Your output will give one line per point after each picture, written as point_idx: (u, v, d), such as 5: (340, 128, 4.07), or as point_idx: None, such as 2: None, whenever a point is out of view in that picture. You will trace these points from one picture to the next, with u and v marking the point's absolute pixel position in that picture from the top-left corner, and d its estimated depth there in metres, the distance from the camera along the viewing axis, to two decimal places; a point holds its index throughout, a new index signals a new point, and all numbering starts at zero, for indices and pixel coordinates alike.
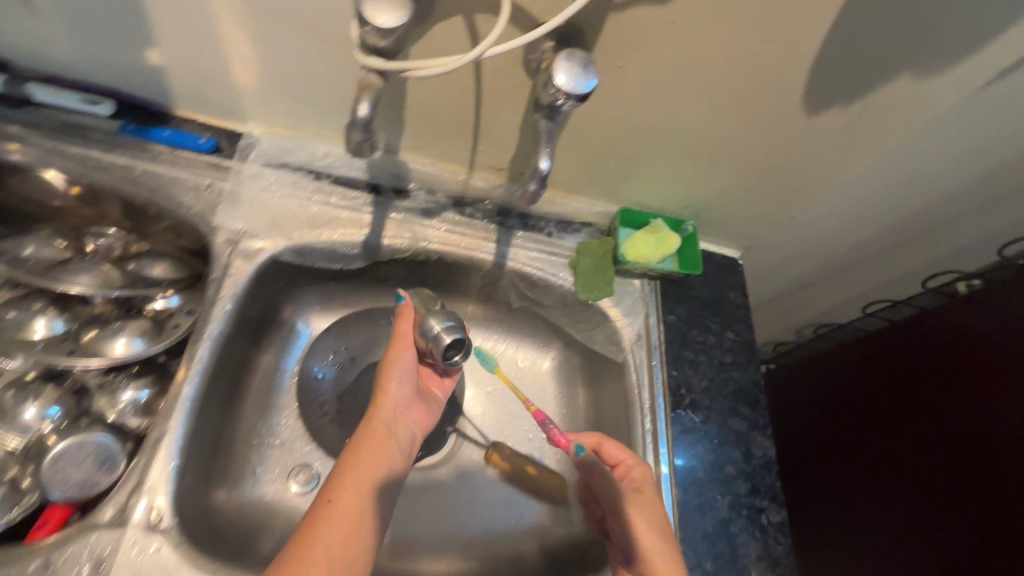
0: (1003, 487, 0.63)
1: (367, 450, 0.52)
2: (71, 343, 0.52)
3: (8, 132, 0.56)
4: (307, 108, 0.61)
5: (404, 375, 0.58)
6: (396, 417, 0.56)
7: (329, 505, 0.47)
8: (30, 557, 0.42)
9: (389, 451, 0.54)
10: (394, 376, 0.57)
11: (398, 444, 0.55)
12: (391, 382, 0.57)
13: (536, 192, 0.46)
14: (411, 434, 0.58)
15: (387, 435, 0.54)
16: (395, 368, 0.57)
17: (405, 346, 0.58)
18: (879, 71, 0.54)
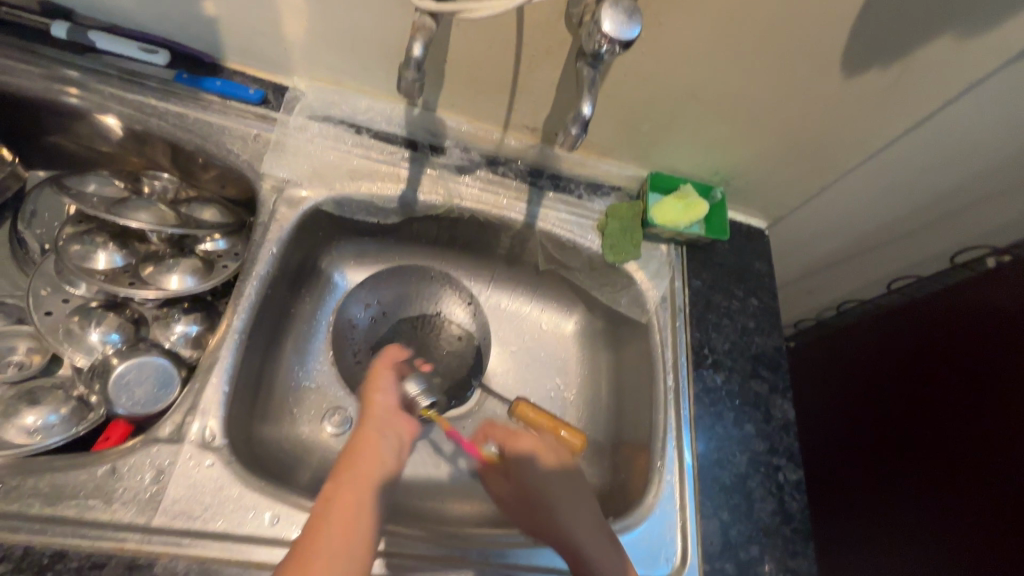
0: (1012, 467, 0.66)
1: (360, 456, 0.46)
2: (130, 276, 0.55)
3: (70, 77, 0.59)
4: (351, 63, 0.63)
5: (388, 388, 0.54)
6: (387, 422, 0.51)
7: (326, 511, 0.42)
8: (98, 463, 0.46)
9: (383, 453, 0.47)
10: (379, 389, 0.54)
11: (392, 446, 0.49)
12: (378, 392, 0.53)
13: (578, 138, 0.48)
14: (403, 441, 0.50)
15: (380, 437, 0.49)
16: (380, 384, 0.54)
17: (390, 368, 0.57)
18: (920, 31, 0.54)
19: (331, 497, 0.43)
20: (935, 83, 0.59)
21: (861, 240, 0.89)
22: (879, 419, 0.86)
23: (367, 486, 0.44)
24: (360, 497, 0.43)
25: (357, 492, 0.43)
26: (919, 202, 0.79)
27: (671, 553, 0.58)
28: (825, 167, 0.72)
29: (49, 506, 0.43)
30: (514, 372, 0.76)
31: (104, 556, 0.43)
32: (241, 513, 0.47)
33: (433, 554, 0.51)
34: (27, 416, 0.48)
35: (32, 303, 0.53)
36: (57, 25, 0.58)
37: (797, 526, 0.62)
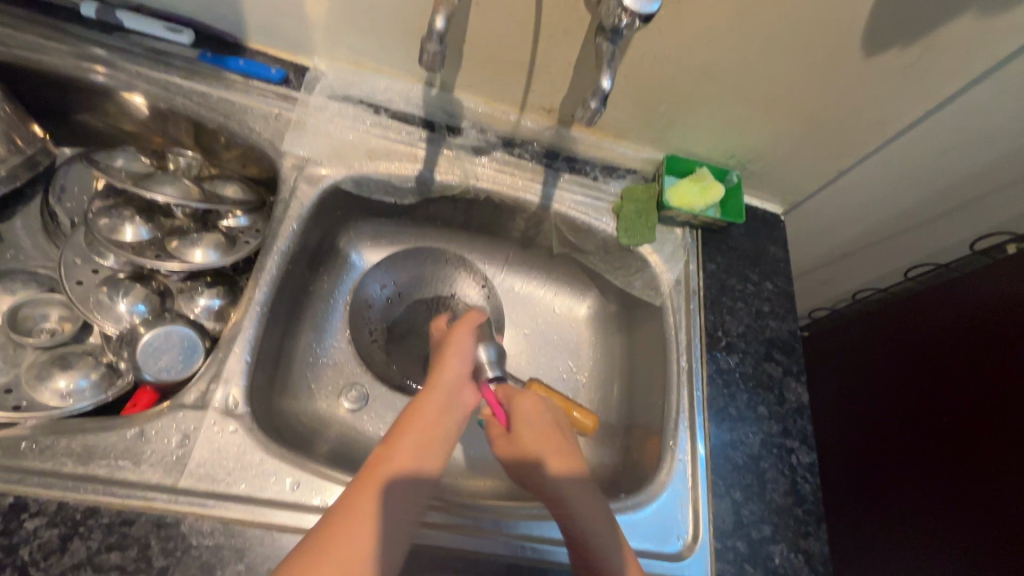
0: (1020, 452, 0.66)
1: (420, 415, 0.47)
2: (156, 249, 0.57)
3: (98, 55, 0.60)
4: (371, 43, 0.64)
5: (467, 354, 0.54)
6: (458, 389, 0.50)
7: (385, 471, 0.42)
8: (128, 425, 0.47)
9: (446, 423, 0.47)
10: (455, 353, 0.53)
11: (459, 415, 0.49)
12: (454, 357, 0.53)
13: (597, 112, 0.49)
14: (466, 413, 0.50)
15: (448, 402, 0.48)
16: (459, 346, 0.54)
17: (470, 331, 0.56)
18: (943, 8, 0.53)
19: (389, 453, 0.43)
20: (958, 63, 0.59)
21: (879, 227, 0.89)
22: (892, 409, 0.86)
23: (433, 450, 0.45)
24: (423, 463, 0.44)
25: (416, 455, 0.44)
26: (939, 187, 0.78)
27: (683, 531, 0.59)
28: (844, 151, 0.71)
29: (82, 465, 0.45)
30: (527, 354, 0.77)
31: (133, 513, 0.44)
32: (264, 478, 0.48)
33: (450, 523, 0.52)
34: (60, 380, 0.50)
35: (64, 272, 0.55)
36: (86, 4, 0.60)
37: (809, 508, 0.62)
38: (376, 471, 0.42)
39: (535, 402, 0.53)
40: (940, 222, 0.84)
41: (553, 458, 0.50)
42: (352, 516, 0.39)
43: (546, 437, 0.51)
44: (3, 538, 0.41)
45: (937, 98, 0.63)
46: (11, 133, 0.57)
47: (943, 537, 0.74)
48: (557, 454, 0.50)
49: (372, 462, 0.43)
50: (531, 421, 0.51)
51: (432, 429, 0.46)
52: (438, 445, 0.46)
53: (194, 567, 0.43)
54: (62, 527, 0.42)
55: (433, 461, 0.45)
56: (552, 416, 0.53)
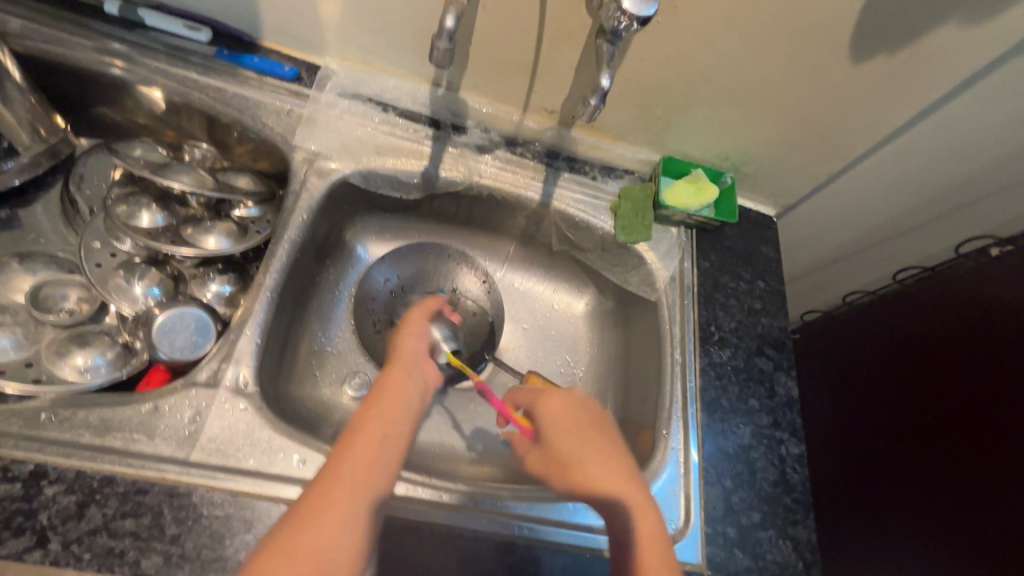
0: (1006, 450, 0.69)
1: (388, 390, 0.48)
2: (171, 234, 0.59)
3: (118, 50, 0.63)
4: (382, 44, 0.66)
5: (423, 338, 0.57)
6: (417, 365, 0.53)
7: (352, 436, 0.44)
8: (143, 401, 0.49)
9: (407, 395, 0.49)
10: (413, 332, 0.57)
11: (419, 389, 0.50)
12: (411, 334, 0.56)
13: (596, 109, 0.53)
14: (429, 387, 0.52)
15: (408, 374, 0.51)
16: (411, 330, 0.57)
17: (422, 315, 0.61)
18: (924, 18, 0.57)
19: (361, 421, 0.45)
20: (941, 71, 0.61)
21: (868, 232, 0.91)
22: (881, 408, 0.88)
23: (393, 419, 0.46)
24: (386, 434, 0.45)
25: (381, 422, 0.45)
26: (926, 192, 0.81)
27: (675, 516, 0.60)
28: (833, 155, 0.74)
29: (98, 437, 0.47)
30: (524, 348, 0.79)
31: (147, 483, 0.46)
32: (273, 454, 0.50)
33: (448, 503, 0.54)
34: (78, 356, 0.52)
35: (84, 256, 0.57)
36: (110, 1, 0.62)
37: (798, 497, 0.64)
38: (346, 445, 0.43)
39: (565, 401, 0.56)
40: (927, 226, 0.86)
41: (594, 472, 0.50)
42: (329, 479, 0.41)
43: (583, 438, 0.53)
44: (24, 503, 0.43)
45: (922, 104, 0.66)
46: (35, 123, 0.59)
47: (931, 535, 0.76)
48: (599, 471, 0.50)
49: (346, 429, 0.45)
50: (560, 424, 0.54)
51: (394, 402, 0.48)
52: (402, 415, 0.47)
53: (205, 536, 0.45)
54: (79, 494, 0.44)
55: (402, 428, 0.46)
56: (589, 413, 0.55)
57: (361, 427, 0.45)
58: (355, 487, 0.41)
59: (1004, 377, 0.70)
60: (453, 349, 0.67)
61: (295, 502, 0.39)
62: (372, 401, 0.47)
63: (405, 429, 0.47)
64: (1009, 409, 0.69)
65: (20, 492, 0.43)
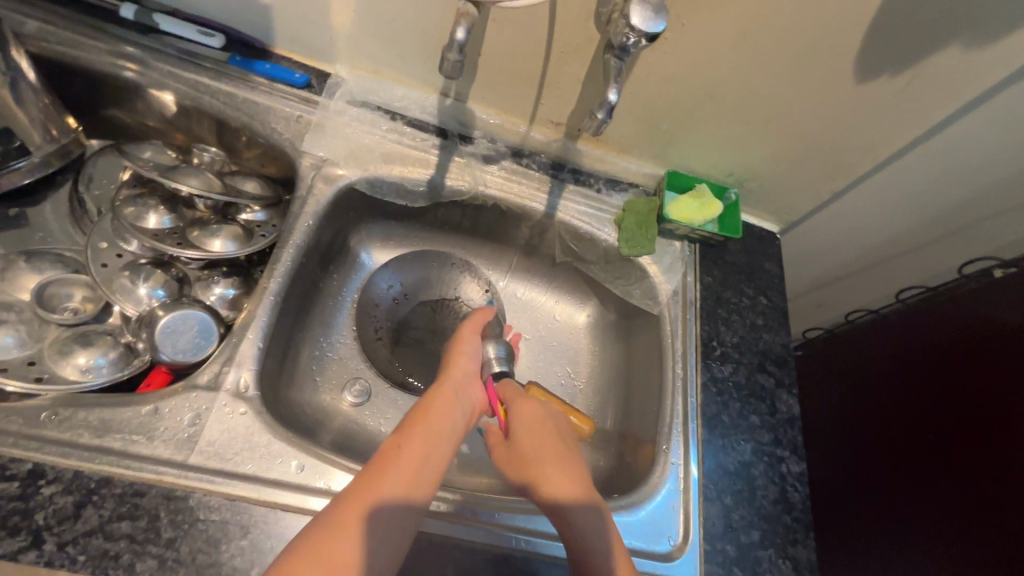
0: (1005, 473, 0.68)
1: (434, 408, 0.50)
2: (178, 236, 0.60)
3: (131, 53, 0.63)
4: (392, 54, 0.67)
5: (475, 357, 0.59)
6: (464, 385, 0.55)
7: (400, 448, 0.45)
8: (143, 402, 0.49)
9: (454, 411, 0.51)
10: (465, 352, 0.58)
11: (465, 408, 0.53)
12: (462, 354, 0.58)
13: (603, 123, 0.52)
14: (474, 406, 0.55)
15: (456, 397, 0.53)
16: (466, 350, 0.59)
17: (477, 333, 0.61)
18: (928, 40, 0.57)
19: (406, 438, 0.46)
20: (946, 92, 0.62)
21: (872, 251, 0.91)
22: (882, 427, 0.88)
23: (440, 435, 0.48)
24: (432, 448, 0.47)
25: (429, 439, 0.47)
26: (930, 212, 0.81)
27: (674, 533, 0.60)
28: (838, 173, 0.74)
29: (98, 437, 0.47)
30: (525, 358, 0.79)
31: (145, 485, 0.46)
32: (271, 459, 0.50)
33: (445, 513, 0.53)
34: (80, 356, 0.52)
35: (91, 256, 0.58)
36: (126, 6, 0.63)
37: (798, 516, 0.63)
38: (391, 457, 0.45)
39: (541, 412, 0.55)
40: (931, 247, 0.87)
41: (551, 476, 0.50)
42: (370, 492, 0.42)
43: (550, 447, 0.52)
44: (20, 502, 0.43)
45: (927, 125, 0.66)
46: (47, 123, 0.59)
47: (930, 556, 0.76)
48: (557, 472, 0.51)
49: (388, 443, 0.46)
50: (533, 434, 0.53)
51: (440, 420, 0.49)
52: (450, 431, 0.49)
53: (200, 541, 0.45)
54: (76, 495, 0.44)
55: (445, 447, 0.48)
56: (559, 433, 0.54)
57: (406, 445, 0.46)
58: (393, 503, 0.42)
59: (1005, 400, 0.70)
60: (503, 371, 0.59)
61: (327, 510, 0.41)
62: (417, 418, 0.49)
63: (445, 445, 0.48)
64: (1007, 432, 0.69)
65: (17, 492, 0.43)
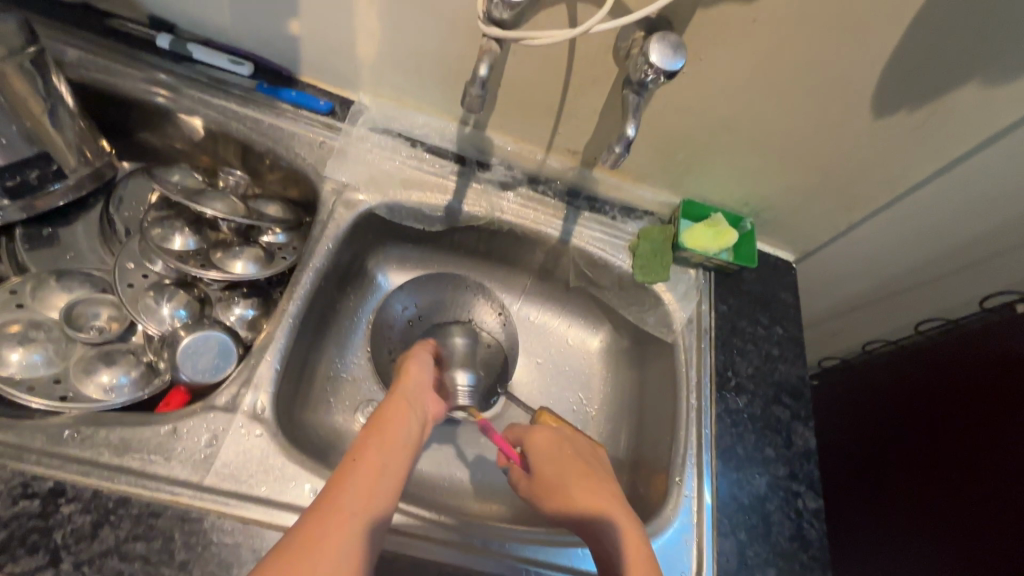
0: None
1: (388, 419, 0.51)
2: (202, 258, 0.61)
3: (165, 81, 0.66)
4: (414, 83, 0.69)
5: (423, 364, 0.61)
6: (419, 396, 0.56)
7: (355, 461, 0.46)
8: (163, 422, 0.50)
9: (407, 424, 0.52)
10: (417, 363, 0.60)
11: (417, 420, 0.53)
12: (411, 367, 0.59)
13: (621, 155, 0.53)
14: (427, 418, 0.56)
15: (406, 408, 0.53)
16: (416, 359, 0.61)
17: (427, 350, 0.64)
18: (944, 78, 0.58)
19: (360, 454, 0.47)
20: (963, 129, 0.62)
21: (889, 282, 0.90)
22: (899, 461, 0.86)
23: (395, 447, 0.49)
24: (387, 459, 0.47)
25: (385, 450, 0.48)
26: (949, 245, 0.80)
27: (686, 567, 0.59)
28: (854, 205, 0.74)
29: (117, 456, 0.48)
30: (536, 383, 0.79)
31: (161, 506, 0.46)
32: (284, 482, 0.50)
33: (454, 540, 0.53)
34: (104, 374, 0.54)
35: (118, 275, 0.60)
36: (162, 36, 0.66)
37: (815, 554, 0.62)
38: (346, 477, 0.44)
39: (554, 435, 0.59)
40: (950, 279, 0.85)
41: (578, 489, 0.53)
42: (326, 505, 0.42)
43: (569, 469, 0.55)
44: (40, 520, 0.44)
45: (944, 160, 0.66)
46: (82, 146, 0.61)
47: None
48: (585, 488, 0.53)
49: (345, 458, 0.47)
50: (549, 453, 0.57)
51: (393, 432, 0.50)
52: (404, 444, 0.50)
53: (213, 564, 0.45)
54: (94, 514, 0.45)
55: (403, 455, 0.49)
56: (575, 450, 0.58)
57: (362, 456, 0.47)
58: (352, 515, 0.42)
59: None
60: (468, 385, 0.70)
61: (290, 533, 0.40)
62: (374, 429, 0.50)
63: (405, 455, 0.49)
64: None
65: (38, 509, 0.44)
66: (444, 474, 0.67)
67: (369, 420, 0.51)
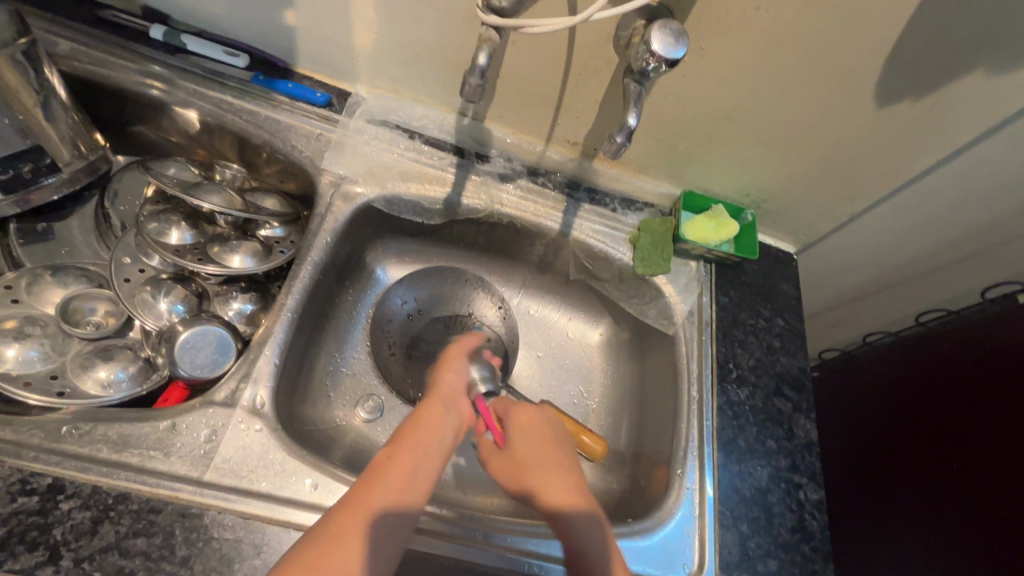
0: None
1: (424, 422, 0.50)
2: (199, 252, 0.61)
3: (159, 73, 0.65)
4: (412, 74, 0.68)
5: (461, 368, 0.58)
6: (457, 400, 0.54)
7: (388, 464, 0.45)
8: (162, 417, 0.50)
9: (443, 430, 0.50)
10: (454, 368, 0.57)
11: (454, 426, 0.52)
12: (449, 371, 0.56)
13: (622, 146, 0.53)
14: (462, 426, 0.53)
15: (445, 415, 0.52)
16: (454, 363, 0.58)
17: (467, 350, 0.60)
18: (949, 66, 0.57)
19: (392, 457, 0.46)
20: (967, 118, 0.61)
21: (891, 273, 0.90)
22: (899, 452, 0.86)
23: (428, 453, 0.48)
24: (421, 465, 0.47)
25: (418, 456, 0.47)
26: (951, 235, 0.80)
27: (689, 560, 0.59)
28: (856, 195, 0.74)
29: (116, 452, 0.47)
30: (537, 376, 0.78)
31: (161, 502, 0.46)
32: (285, 477, 0.50)
33: (457, 534, 0.53)
34: (101, 370, 0.53)
35: (114, 270, 0.59)
36: (156, 28, 0.65)
37: (817, 546, 0.62)
38: (378, 483, 0.44)
39: (536, 415, 0.56)
40: (952, 269, 0.85)
41: (551, 482, 0.51)
42: (357, 509, 0.42)
43: (541, 455, 0.53)
44: (39, 517, 0.43)
45: (947, 150, 0.65)
46: (76, 139, 0.60)
47: None
48: (558, 481, 0.51)
49: (378, 458, 0.46)
50: (524, 436, 0.54)
51: (428, 436, 0.49)
52: (438, 451, 0.49)
53: (214, 559, 0.45)
54: (93, 511, 0.45)
55: (436, 461, 0.48)
56: (552, 431, 0.56)
57: (395, 459, 0.46)
58: (380, 522, 0.42)
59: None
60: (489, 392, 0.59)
61: (317, 529, 0.41)
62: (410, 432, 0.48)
63: (438, 461, 0.48)
64: None
65: (36, 506, 0.44)
66: (446, 468, 0.67)
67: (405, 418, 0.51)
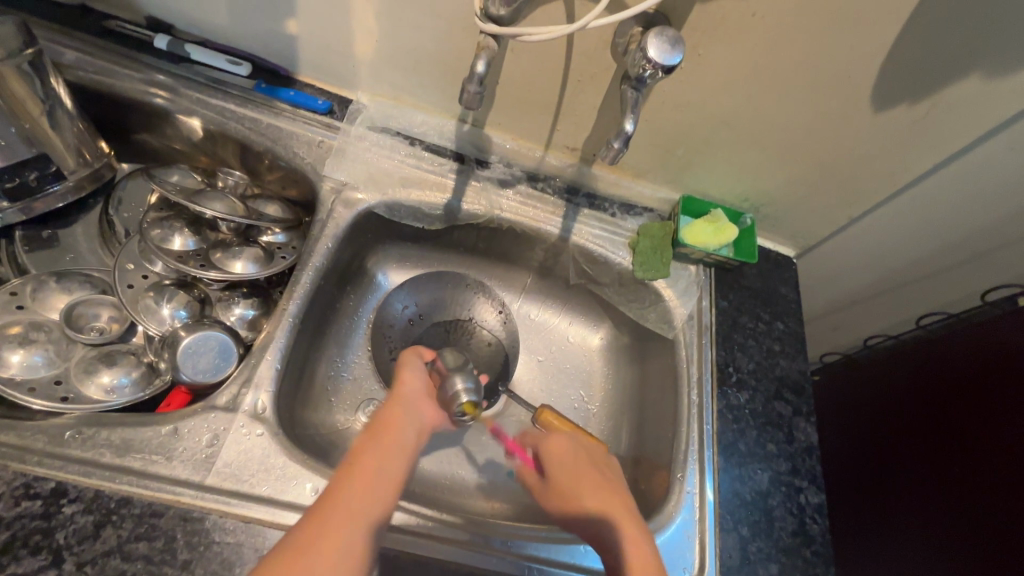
0: None
1: (381, 425, 0.51)
2: (201, 258, 0.61)
3: (163, 82, 0.66)
4: (413, 81, 0.69)
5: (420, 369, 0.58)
6: (414, 401, 0.55)
7: (350, 466, 0.46)
8: (164, 422, 0.50)
9: (403, 430, 0.51)
10: (409, 367, 0.57)
11: (415, 426, 0.52)
12: (405, 372, 0.56)
13: (620, 152, 0.53)
14: (424, 424, 0.54)
15: (400, 412, 0.53)
16: (411, 364, 0.58)
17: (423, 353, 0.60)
18: (944, 71, 0.57)
19: (355, 460, 0.46)
20: (963, 122, 0.62)
21: (891, 276, 0.90)
22: (901, 456, 0.86)
23: (390, 453, 0.48)
24: (384, 465, 0.47)
25: (379, 455, 0.47)
26: (950, 238, 0.80)
27: (689, 564, 0.59)
28: (854, 199, 0.74)
29: (119, 457, 0.48)
30: (537, 380, 0.78)
31: (163, 506, 0.46)
32: (286, 481, 0.50)
33: (457, 538, 0.53)
34: (104, 375, 0.54)
35: (118, 277, 0.60)
36: (159, 38, 0.66)
37: (818, 549, 0.62)
38: (343, 486, 0.44)
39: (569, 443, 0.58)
40: (952, 272, 0.85)
41: (584, 492, 0.53)
42: (322, 512, 0.42)
43: (575, 469, 0.56)
44: (42, 521, 0.44)
45: (945, 153, 0.66)
46: (81, 147, 0.61)
47: None
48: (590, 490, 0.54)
49: (342, 463, 0.47)
50: (557, 461, 0.57)
51: (386, 437, 0.49)
52: (399, 449, 0.49)
53: (215, 563, 0.45)
54: (96, 515, 0.45)
55: (401, 458, 0.49)
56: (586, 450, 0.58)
57: (357, 462, 0.46)
58: (349, 521, 0.42)
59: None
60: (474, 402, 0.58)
61: (287, 534, 0.41)
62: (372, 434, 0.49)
63: (403, 459, 0.49)
64: None
65: (40, 510, 0.44)
66: (446, 472, 0.67)
67: (369, 422, 0.51)
